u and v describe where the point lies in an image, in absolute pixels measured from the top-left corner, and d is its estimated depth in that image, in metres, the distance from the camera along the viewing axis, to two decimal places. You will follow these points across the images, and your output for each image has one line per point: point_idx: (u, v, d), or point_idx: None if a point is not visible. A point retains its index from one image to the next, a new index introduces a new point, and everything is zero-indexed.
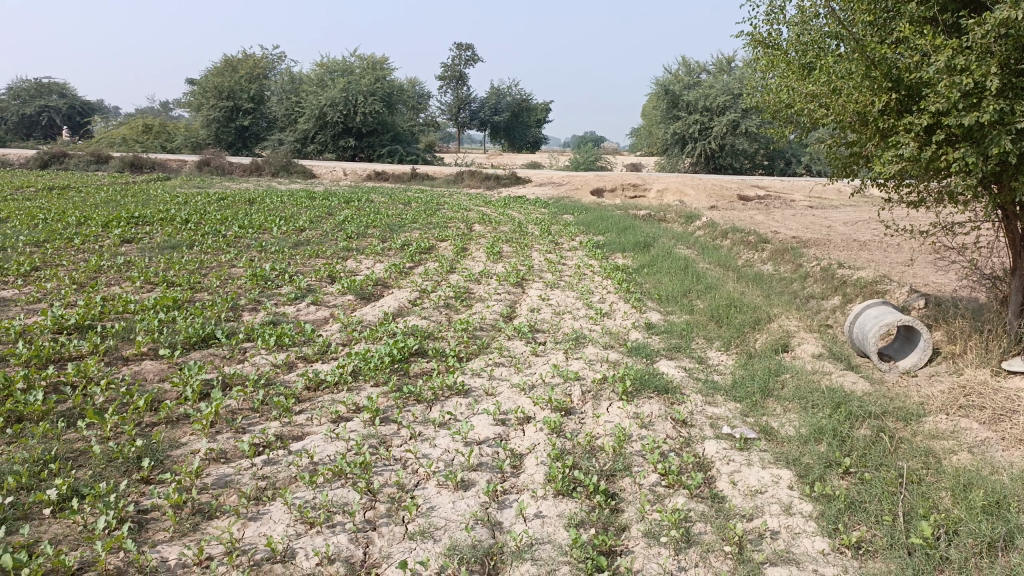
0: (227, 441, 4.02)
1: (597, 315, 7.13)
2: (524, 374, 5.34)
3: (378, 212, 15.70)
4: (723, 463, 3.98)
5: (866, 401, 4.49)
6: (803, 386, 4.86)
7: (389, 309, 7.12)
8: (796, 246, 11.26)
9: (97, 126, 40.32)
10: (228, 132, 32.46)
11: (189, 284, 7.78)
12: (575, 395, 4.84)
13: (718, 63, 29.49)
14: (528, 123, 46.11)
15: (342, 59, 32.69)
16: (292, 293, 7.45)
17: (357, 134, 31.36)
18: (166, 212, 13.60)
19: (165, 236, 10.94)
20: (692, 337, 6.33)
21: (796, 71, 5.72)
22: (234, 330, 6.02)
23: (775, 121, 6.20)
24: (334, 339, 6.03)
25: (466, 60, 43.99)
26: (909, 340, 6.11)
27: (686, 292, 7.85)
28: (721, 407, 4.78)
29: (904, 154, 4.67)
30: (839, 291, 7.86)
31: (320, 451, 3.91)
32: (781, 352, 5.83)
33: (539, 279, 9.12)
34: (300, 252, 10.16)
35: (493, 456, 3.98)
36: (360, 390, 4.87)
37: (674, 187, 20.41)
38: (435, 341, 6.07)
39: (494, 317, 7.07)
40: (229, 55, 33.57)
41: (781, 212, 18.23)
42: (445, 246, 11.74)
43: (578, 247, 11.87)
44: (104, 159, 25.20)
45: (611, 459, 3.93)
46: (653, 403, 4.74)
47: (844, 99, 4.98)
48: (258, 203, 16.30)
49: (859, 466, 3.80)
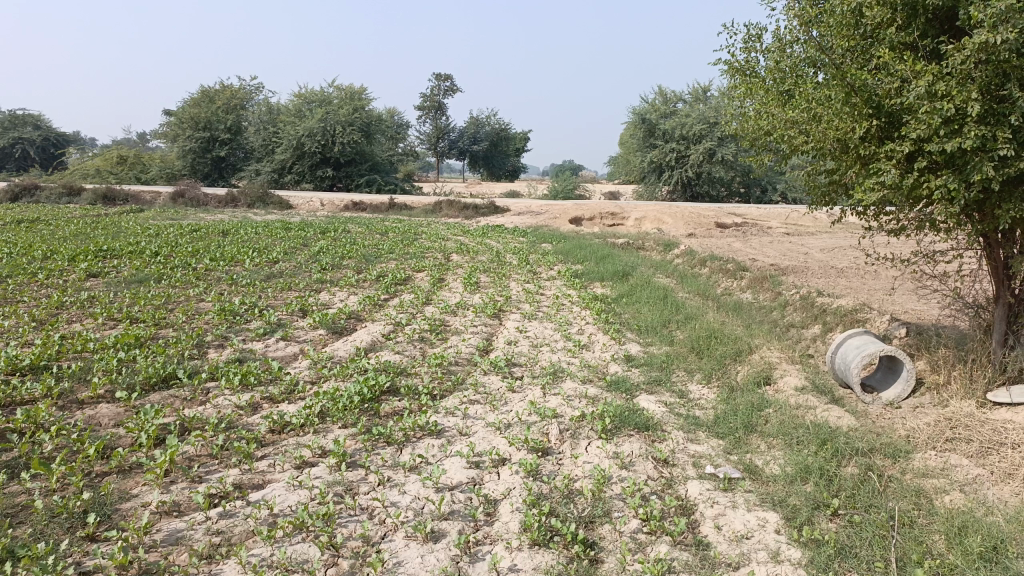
0: (182, 492, 3.78)
1: (575, 348, 6.96)
2: (500, 412, 5.14)
3: (354, 242, 15.50)
4: (706, 506, 3.80)
5: (853, 437, 4.33)
6: (787, 421, 4.71)
7: (362, 344, 6.90)
8: (775, 274, 11.20)
9: (71, 157, 39.85)
10: (203, 163, 32.22)
11: (154, 320, 7.51)
12: (553, 434, 4.65)
13: (694, 93, 29.79)
14: (507, 152, 46.29)
15: (320, 89, 32.62)
16: (261, 329, 7.21)
17: (334, 164, 31.23)
18: (136, 245, 13.32)
19: (133, 270, 10.66)
20: (673, 369, 6.18)
21: (775, 98, 5.65)
22: (197, 369, 5.78)
23: (754, 149, 6.12)
24: (302, 376, 5.80)
25: (445, 90, 44.13)
26: (892, 369, 5.99)
27: (665, 323, 7.71)
28: (703, 444, 4.60)
29: (886, 181, 4.59)
30: (820, 319, 7.76)
31: (281, 501, 3.68)
32: (764, 385, 5.68)
33: (517, 310, 8.95)
34: (272, 285, 9.93)
35: (465, 504, 3.77)
36: (327, 433, 4.64)
37: (652, 215, 20.42)
38: (408, 377, 5.86)
39: (470, 351, 6.88)
40: (206, 86, 33.42)
41: (759, 239, 18.27)
42: (422, 277, 11.56)
43: (556, 276, 11.74)
44: (76, 191, 24.84)
45: (590, 504, 3.73)
46: (633, 442, 4.55)
47: (824, 126, 4.90)
48: (232, 234, 16.05)
49: (848, 507, 3.63)
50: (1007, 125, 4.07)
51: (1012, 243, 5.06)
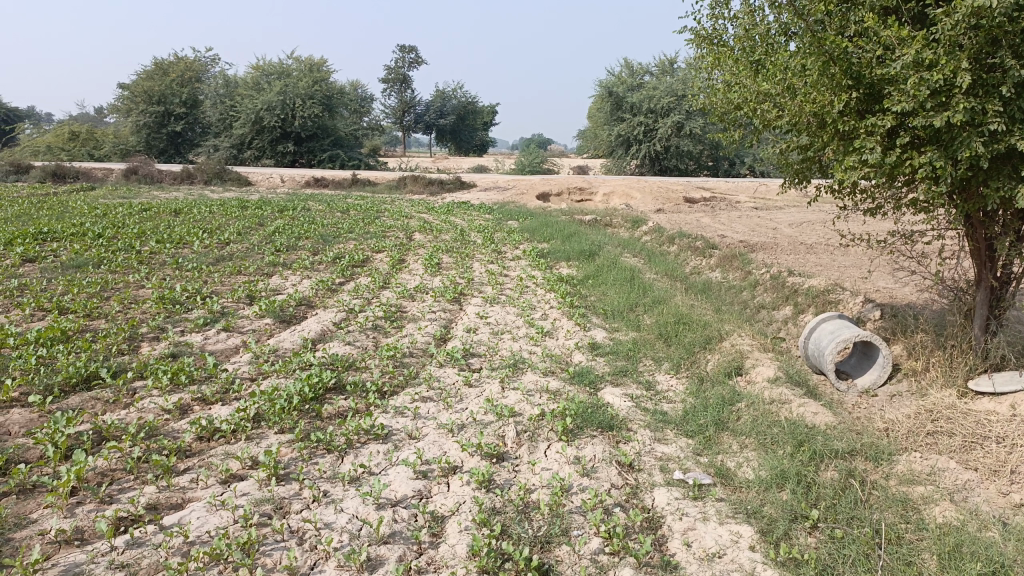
0: (86, 517, 3.34)
1: (538, 335, 6.59)
2: (453, 411, 4.75)
3: (313, 221, 14.92)
4: (675, 518, 3.46)
5: (831, 437, 4.02)
6: (761, 418, 4.38)
7: (309, 334, 6.45)
8: (744, 251, 10.93)
9: (22, 133, 38.16)
10: (159, 138, 31.16)
11: (86, 311, 6.97)
12: (509, 437, 4.28)
13: (661, 65, 29.38)
14: (474, 126, 45.61)
15: (279, 61, 31.59)
16: (201, 319, 6.71)
17: (295, 140, 30.34)
18: (79, 226, 12.61)
19: (72, 254, 10.02)
20: (640, 359, 5.84)
21: (744, 69, 5.25)
22: (125, 368, 5.29)
23: (724, 125, 5.73)
24: (240, 373, 5.35)
25: (410, 62, 43.11)
26: (866, 354, 5.74)
27: (632, 307, 7.36)
28: (671, 445, 4.26)
29: (867, 160, 4.26)
30: (791, 300, 7.47)
31: (200, 526, 3.27)
32: (735, 376, 5.35)
33: (479, 293, 8.56)
34: (220, 268, 9.38)
35: (408, 523, 3.39)
36: (261, 440, 4.22)
37: (620, 191, 20.13)
38: (356, 372, 5.43)
39: (426, 340, 6.47)
40: (159, 58, 32.17)
41: (728, 214, 18.03)
42: (381, 258, 11.10)
43: (521, 256, 11.34)
44: (23, 169, 23.83)
45: (547, 522, 3.37)
46: (596, 444, 4.19)
47: (800, 99, 4.53)
48: (184, 213, 15.34)
49: (828, 520, 3.32)
50: (998, 97, 3.77)
51: (995, 222, 4.81)
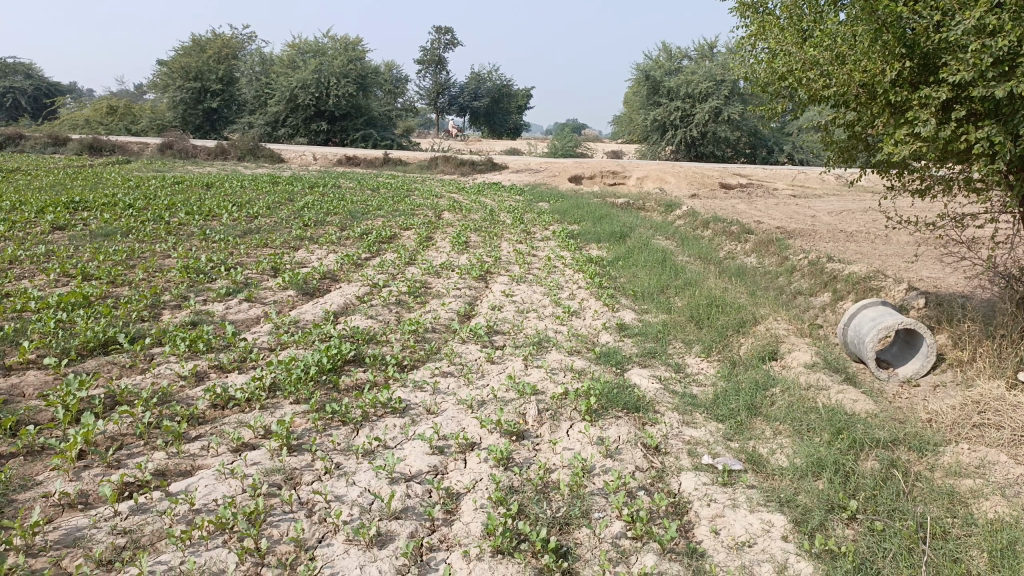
0: (92, 481, 3.26)
1: (564, 314, 6.41)
2: (474, 387, 4.60)
3: (342, 198, 14.85)
4: (702, 504, 3.28)
5: (872, 425, 3.79)
6: (797, 404, 4.15)
7: (332, 307, 6.34)
8: (780, 237, 10.62)
9: (62, 106, 38.80)
10: (195, 114, 31.44)
11: (110, 278, 6.94)
12: (530, 415, 4.11)
13: (700, 49, 28.78)
14: (508, 109, 45.27)
15: (314, 39, 31.55)
16: (224, 289, 6.64)
17: (329, 118, 30.36)
18: (111, 197, 12.68)
19: (101, 223, 10.04)
20: (669, 341, 5.64)
21: (790, 36, 4.91)
22: (143, 334, 5.22)
23: (766, 97, 5.42)
24: (259, 343, 5.25)
25: (445, 43, 42.82)
26: (909, 343, 5.48)
27: (663, 289, 7.13)
28: (700, 429, 4.05)
29: (920, 134, 4.00)
30: (830, 287, 7.19)
31: (206, 494, 3.17)
32: (770, 361, 5.11)
33: (505, 272, 8.38)
34: (247, 241, 9.33)
35: (422, 499, 3.24)
36: (276, 409, 4.11)
37: (654, 175, 19.77)
38: (376, 346, 5.31)
39: (449, 316, 6.31)
40: (197, 35, 32.33)
41: (765, 201, 17.59)
42: (408, 235, 10.97)
43: (551, 237, 11.14)
44: (62, 141, 24.15)
45: (566, 503, 3.21)
46: (621, 425, 4.01)
47: (849, 67, 4.26)
48: (215, 187, 15.38)
49: (867, 511, 3.11)
50: None
51: None
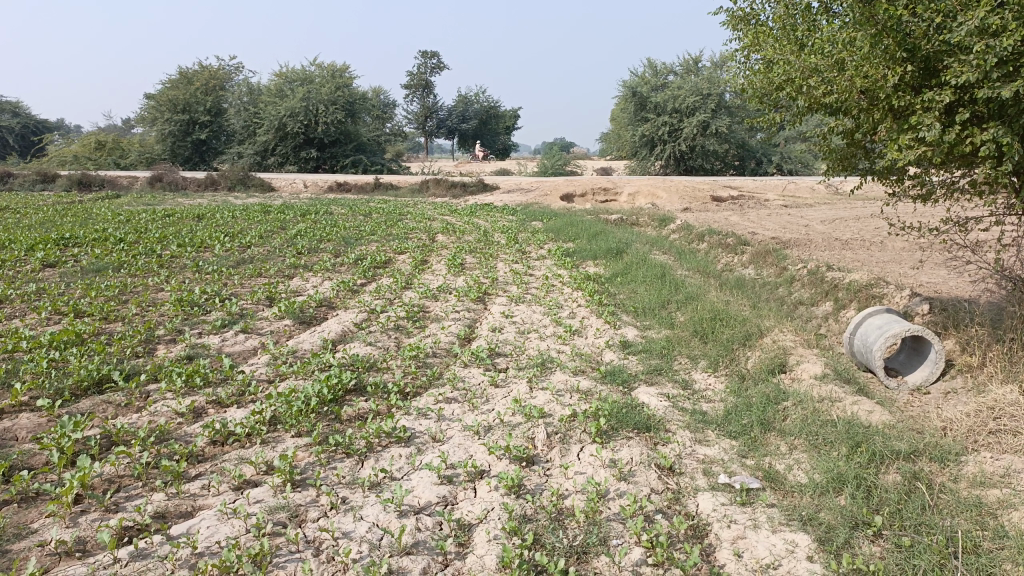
0: (89, 527, 3.14)
1: (566, 334, 6.32)
2: (479, 412, 4.50)
3: (335, 225, 14.77)
4: (722, 526, 3.18)
5: (890, 436, 3.70)
6: (811, 417, 4.06)
7: (330, 335, 6.24)
8: (777, 247, 10.57)
9: (51, 143, 38.73)
10: (184, 146, 31.43)
11: (103, 314, 6.83)
12: (539, 439, 4.01)
13: (685, 64, 28.96)
14: (497, 130, 45.44)
15: (301, 67, 31.65)
16: (219, 321, 6.53)
17: (318, 145, 30.38)
18: (102, 232, 12.57)
19: (92, 259, 9.92)
20: (675, 357, 5.55)
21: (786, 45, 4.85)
22: (139, 370, 5.11)
23: (762, 108, 5.37)
24: (258, 375, 5.14)
25: (431, 67, 43.01)
26: (916, 351, 5.42)
27: (664, 304, 7.06)
28: (714, 446, 3.95)
29: (925, 137, 3.97)
30: (831, 296, 7.12)
31: (209, 536, 3.06)
32: (779, 373, 5.03)
33: (504, 293, 8.30)
34: (241, 271, 9.23)
35: (433, 532, 3.14)
36: (278, 444, 4.00)
37: (646, 190, 19.79)
38: (377, 373, 5.20)
39: (450, 340, 6.22)
40: (184, 68, 32.39)
41: (757, 212, 17.61)
42: (403, 259, 10.89)
43: (546, 255, 11.07)
44: (51, 178, 24.06)
45: (582, 531, 3.10)
46: (633, 446, 3.91)
47: (850, 73, 4.23)
48: (207, 219, 15.29)
49: (893, 527, 3.02)
50: None
51: None
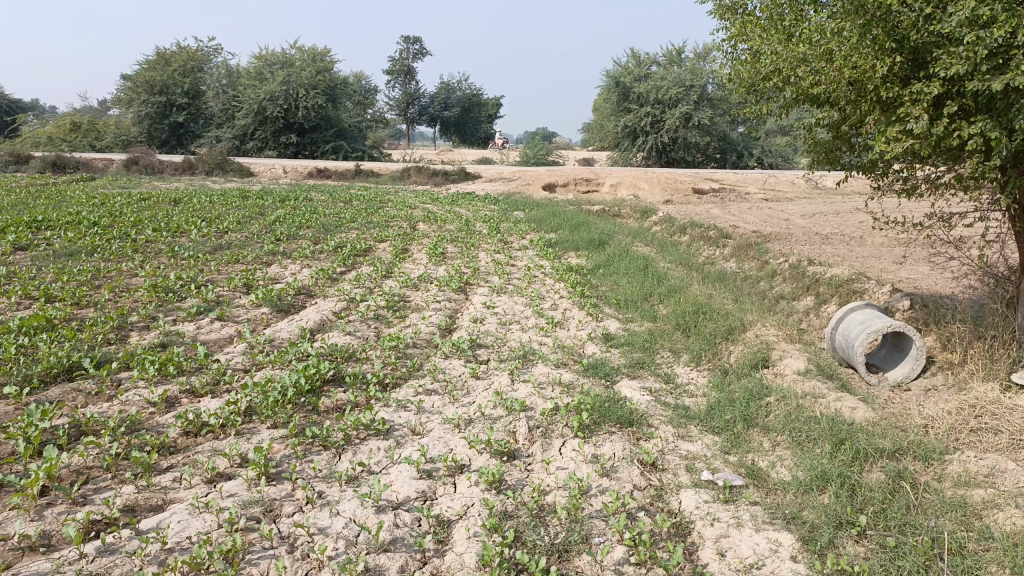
0: (55, 520, 3.03)
1: (548, 325, 6.26)
2: (459, 404, 4.43)
3: (314, 211, 14.59)
4: (705, 524, 3.14)
5: (873, 433, 3.68)
6: (794, 414, 4.04)
7: (308, 324, 6.13)
8: (758, 240, 10.58)
9: (24, 123, 37.97)
10: (161, 129, 30.93)
11: (75, 299, 6.67)
12: (520, 433, 3.95)
13: (669, 56, 28.93)
14: (479, 118, 45.22)
15: (282, 50, 31.25)
16: (195, 307, 6.40)
17: (299, 130, 30.03)
18: (75, 215, 12.31)
19: (65, 242, 9.71)
20: (657, 350, 5.51)
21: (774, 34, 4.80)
22: (110, 358, 4.97)
23: (749, 99, 5.32)
24: (233, 364, 5.03)
25: (413, 54, 42.64)
26: (897, 347, 5.42)
27: (646, 296, 7.01)
28: (697, 442, 3.91)
29: (912, 130, 3.94)
30: (813, 290, 7.11)
31: (179, 531, 2.97)
32: (762, 368, 5.00)
33: (485, 283, 8.22)
34: (218, 257, 9.07)
35: (411, 529, 3.07)
36: (253, 435, 3.90)
37: (628, 181, 19.76)
38: (356, 363, 5.11)
39: (430, 330, 6.14)
40: (162, 49, 31.83)
41: (738, 205, 17.65)
42: (384, 247, 10.77)
43: (528, 245, 11.00)
44: (24, 159, 23.58)
45: (564, 528, 3.04)
46: (615, 441, 3.86)
47: (839, 64, 4.20)
48: (183, 203, 15.03)
49: (877, 527, 2.99)
50: None
51: None
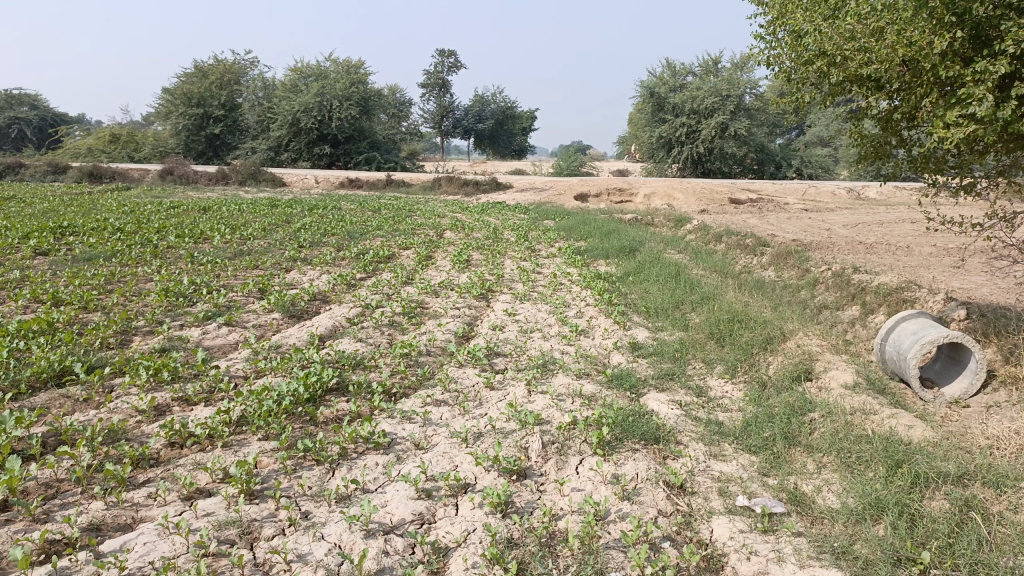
0: (8, 539, 2.74)
1: (572, 334, 5.88)
2: (470, 417, 4.06)
3: (342, 219, 14.40)
4: (740, 558, 2.73)
5: (934, 456, 3.23)
6: (842, 432, 3.59)
7: (319, 330, 5.83)
8: (798, 249, 10.07)
9: (67, 134, 38.69)
10: (198, 140, 31.26)
11: (83, 303, 6.46)
12: (533, 449, 3.57)
13: (705, 65, 28.40)
14: (513, 130, 45.06)
15: (316, 63, 31.47)
16: (203, 312, 6.14)
17: (332, 142, 30.08)
18: (101, 221, 12.24)
19: (86, 248, 9.59)
20: (688, 361, 5.09)
21: (818, 11, 4.35)
22: (105, 363, 4.71)
23: (790, 88, 4.87)
24: (233, 370, 4.72)
25: (448, 67, 42.68)
26: (954, 359, 4.93)
27: (678, 304, 6.59)
28: (731, 462, 3.49)
29: (975, 114, 3.49)
30: (858, 299, 6.62)
31: (142, 555, 2.65)
32: (804, 381, 4.54)
33: (508, 290, 7.87)
34: (236, 263, 8.85)
35: (403, 557, 2.71)
36: (241, 448, 3.58)
37: (662, 191, 19.29)
38: (363, 371, 4.78)
39: (446, 338, 5.79)
40: (199, 62, 32.20)
41: (777, 215, 17.08)
42: (408, 254, 10.48)
43: (556, 253, 10.63)
44: (61, 169, 23.87)
45: (575, 561, 2.66)
46: (638, 459, 3.46)
47: (891, 40, 3.76)
48: (212, 211, 14.95)
49: (944, 566, 2.56)
50: None
51: None
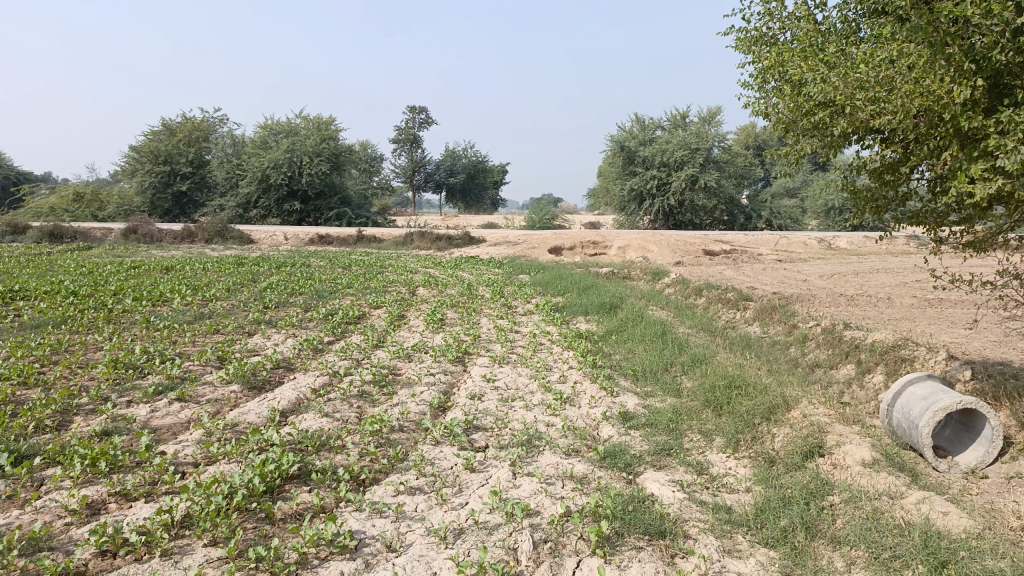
0: None
1: (556, 402, 5.46)
2: (449, 508, 3.60)
3: (310, 277, 13.92)
4: None
5: (980, 552, 2.84)
6: (870, 522, 3.19)
7: (281, 404, 5.33)
8: (781, 303, 9.80)
9: (30, 193, 37.90)
10: (164, 198, 30.70)
11: (22, 378, 5.89)
12: (523, 550, 3.11)
13: (673, 119, 28.70)
14: (484, 184, 45.15)
15: (286, 120, 31.27)
16: (154, 387, 5.61)
17: (302, 198, 29.72)
18: (56, 284, 11.65)
19: (35, 314, 8.99)
20: (685, 432, 4.68)
21: (819, 61, 4.12)
22: (35, 453, 4.17)
23: (787, 141, 4.64)
24: (181, 457, 4.21)
25: (419, 122, 42.85)
26: (965, 425, 4.59)
27: (667, 367, 6.21)
28: (748, 560, 3.07)
29: (1002, 167, 3.25)
30: (853, 357, 6.30)
31: None
32: (815, 457, 4.16)
33: (485, 353, 7.44)
34: (196, 327, 8.32)
35: None
36: (182, 557, 3.07)
37: (637, 244, 19.13)
38: (329, 454, 4.30)
39: (420, 410, 5.33)
40: (167, 120, 31.86)
41: (752, 267, 16.93)
42: (379, 314, 10.04)
43: (534, 310, 10.25)
44: (21, 230, 23.15)
45: None
46: (644, 561, 3.03)
47: (908, 90, 3.53)
48: (175, 271, 14.39)
49: None
50: None
51: None
